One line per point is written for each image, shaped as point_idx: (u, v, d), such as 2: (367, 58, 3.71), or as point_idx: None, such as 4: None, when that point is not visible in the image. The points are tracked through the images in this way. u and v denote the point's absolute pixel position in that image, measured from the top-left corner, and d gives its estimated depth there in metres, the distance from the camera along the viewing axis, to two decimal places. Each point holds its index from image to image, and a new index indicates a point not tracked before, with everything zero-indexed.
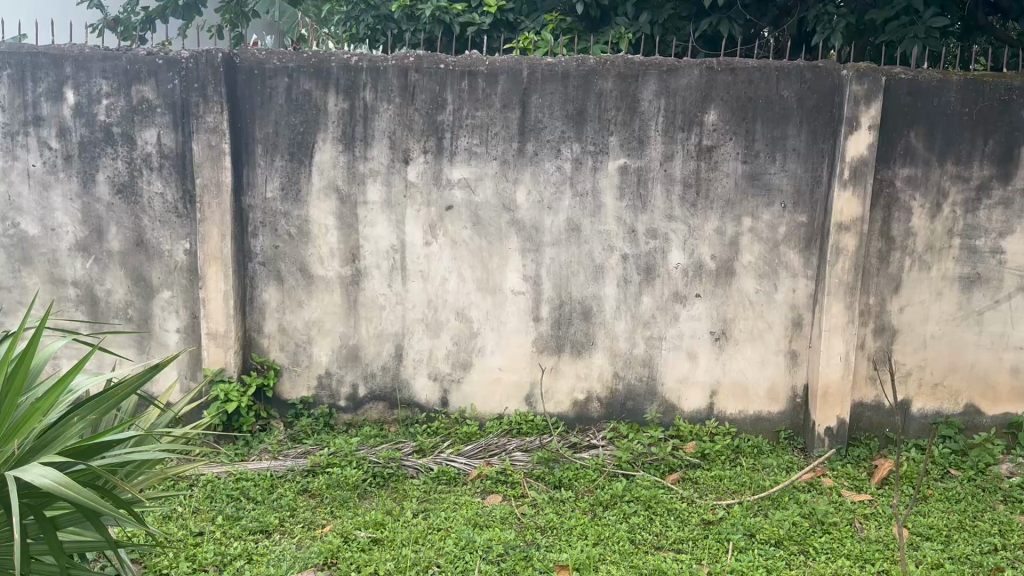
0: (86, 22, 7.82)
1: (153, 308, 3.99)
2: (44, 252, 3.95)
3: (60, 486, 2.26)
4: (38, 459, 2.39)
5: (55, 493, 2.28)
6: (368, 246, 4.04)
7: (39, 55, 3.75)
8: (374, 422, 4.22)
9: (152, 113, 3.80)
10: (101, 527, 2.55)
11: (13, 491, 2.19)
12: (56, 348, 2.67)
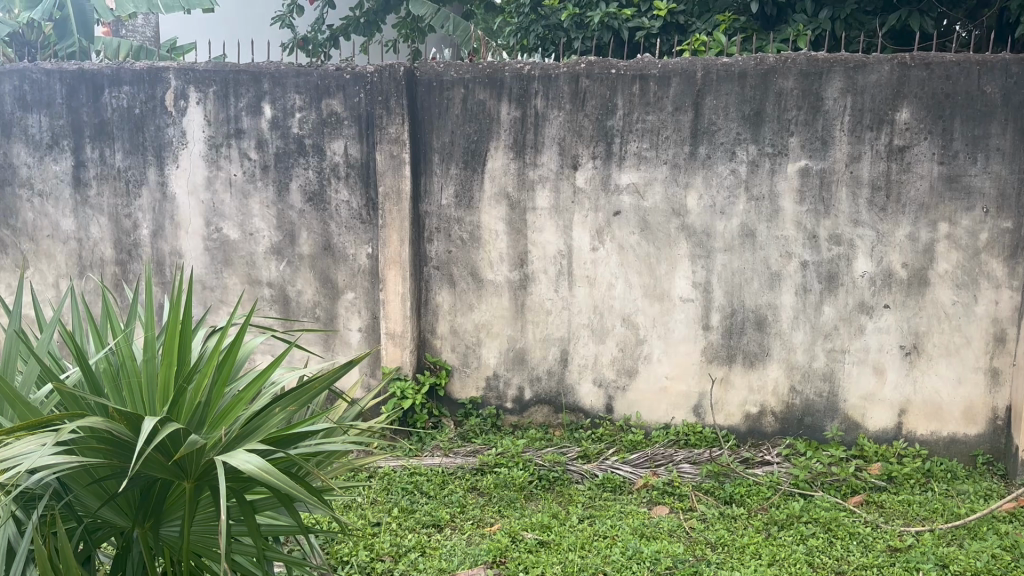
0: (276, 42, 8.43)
1: (338, 308, 4.21)
2: (243, 254, 4.21)
3: (262, 472, 2.44)
4: (243, 447, 2.59)
5: (257, 478, 2.46)
6: (537, 252, 4.08)
7: (241, 73, 3.99)
8: (539, 425, 4.25)
9: (340, 125, 4.01)
10: (295, 513, 2.72)
11: (223, 475, 2.40)
12: (257, 344, 2.88)
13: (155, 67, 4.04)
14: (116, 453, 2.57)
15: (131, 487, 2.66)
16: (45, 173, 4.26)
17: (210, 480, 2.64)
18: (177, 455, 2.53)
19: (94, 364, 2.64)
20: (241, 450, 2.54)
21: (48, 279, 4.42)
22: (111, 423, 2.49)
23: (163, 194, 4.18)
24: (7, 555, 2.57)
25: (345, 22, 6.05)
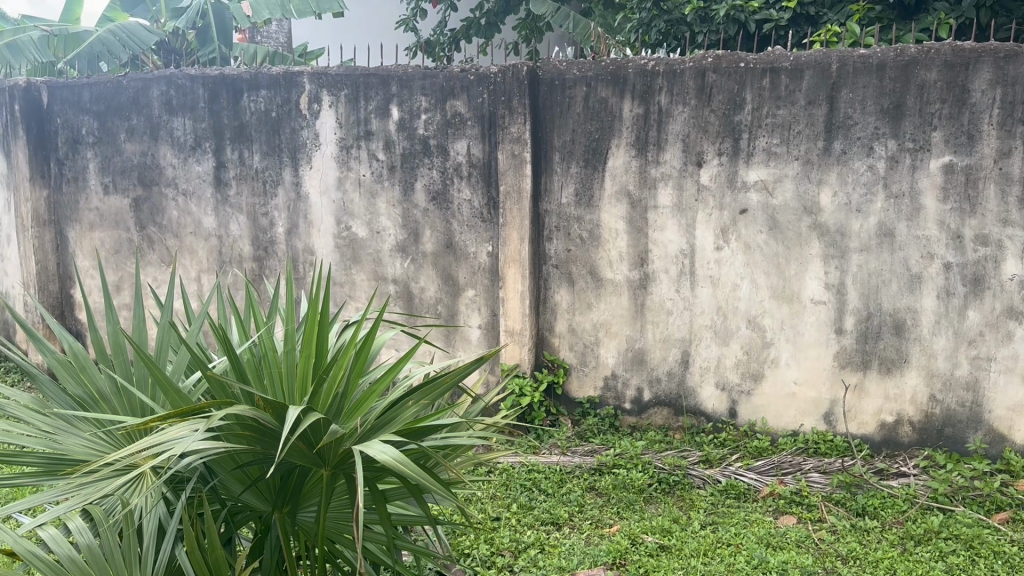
0: (400, 44, 8.66)
1: (459, 305, 4.25)
2: (370, 251, 4.32)
3: (397, 462, 2.48)
4: (377, 437, 2.64)
5: (392, 469, 2.50)
6: (658, 251, 4.01)
7: (370, 76, 4.10)
8: (658, 427, 4.19)
9: (463, 125, 4.04)
10: (425, 504, 2.76)
11: (360, 464, 2.45)
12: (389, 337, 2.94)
13: (290, 71, 4.21)
14: (261, 440, 2.67)
15: (272, 473, 2.77)
16: (189, 174, 4.51)
17: (346, 469, 2.71)
18: (317, 445, 2.60)
19: (239, 355, 2.74)
20: (376, 441, 2.59)
21: (191, 273, 4.68)
22: (258, 412, 2.58)
23: (296, 194, 4.34)
24: (157, 533, 2.71)
25: (466, 23, 6.20)
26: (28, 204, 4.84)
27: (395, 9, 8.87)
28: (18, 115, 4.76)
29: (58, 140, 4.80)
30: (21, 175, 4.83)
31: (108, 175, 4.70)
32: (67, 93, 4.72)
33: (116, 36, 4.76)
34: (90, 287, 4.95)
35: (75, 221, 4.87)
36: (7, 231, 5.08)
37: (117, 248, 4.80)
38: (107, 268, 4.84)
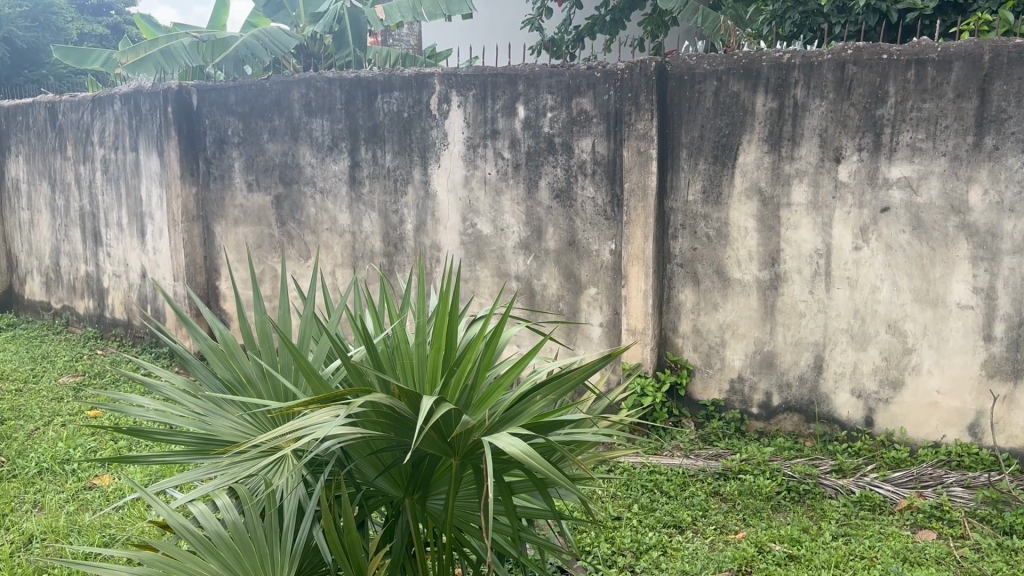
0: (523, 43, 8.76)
1: (580, 303, 4.17)
2: (494, 248, 4.35)
3: (527, 455, 2.45)
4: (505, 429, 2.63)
5: (520, 461, 2.48)
6: (791, 250, 3.89)
7: (498, 75, 4.15)
8: (788, 434, 4.05)
9: (589, 123, 3.99)
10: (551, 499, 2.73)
11: (489, 455, 2.44)
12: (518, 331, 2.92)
13: (422, 73, 4.32)
14: (395, 428, 2.72)
15: (404, 459, 2.83)
16: (326, 172, 4.71)
17: (474, 459, 2.72)
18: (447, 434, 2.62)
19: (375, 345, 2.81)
20: (505, 433, 2.58)
21: (327, 268, 4.88)
22: (393, 400, 2.63)
23: (425, 192, 4.44)
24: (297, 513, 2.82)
25: (590, 20, 6.19)
26: (179, 201, 5.15)
27: (521, 9, 8.96)
28: (171, 116, 5.07)
29: (206, 140, 5.11)
30: (173, 172, 5.14)
31: (252, 173, 4.97)
32: (215, 96, 5.02)
33: (260, 40, 5.12)
34: (232, 280, 5.23)
35: (221, 217, 5.17)
36: (159, 226, 5.39)
37: (258, 243, 5.05)
38: (249, 261, 5.11)
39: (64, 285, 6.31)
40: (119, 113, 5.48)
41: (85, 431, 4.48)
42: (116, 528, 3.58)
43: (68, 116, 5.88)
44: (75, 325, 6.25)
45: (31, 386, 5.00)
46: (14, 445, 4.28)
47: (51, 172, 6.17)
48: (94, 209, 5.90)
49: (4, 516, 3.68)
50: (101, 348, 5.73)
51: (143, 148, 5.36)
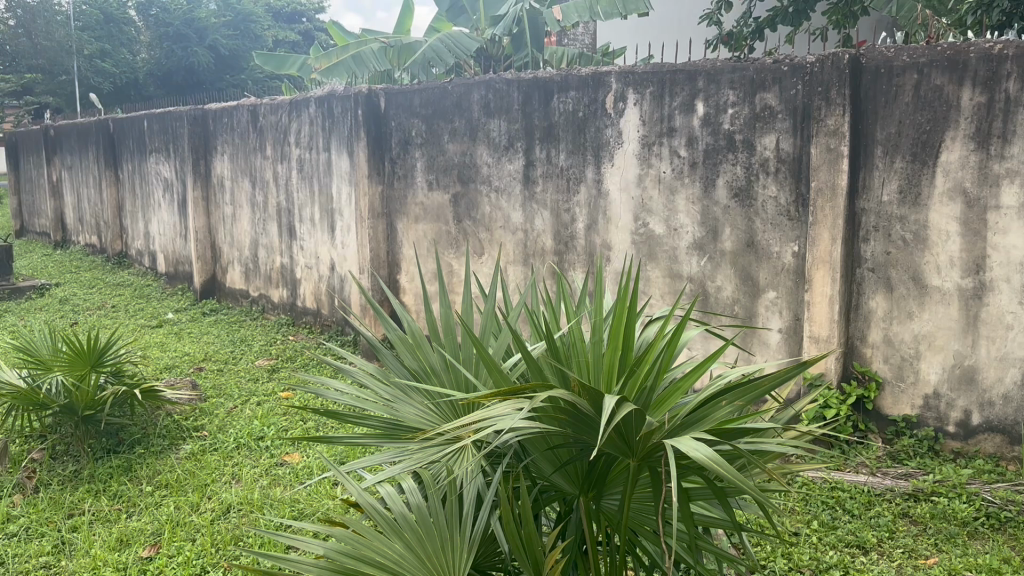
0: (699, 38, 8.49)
1: (758, 307, 4.02)
2: (667, 249, 4.27)
3: (714, 461, 2.27)
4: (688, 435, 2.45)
5: (706, 468, 2.30)
6: (998, 257, 3.58)
7: (678, 72, 4.08)
8: (988, 456, 3.74)
9: (774, 119, 3.85)
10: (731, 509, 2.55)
11: (674, 459, 2.28)
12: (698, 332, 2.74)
13: (600, 71, 4.32)
14: (574, 425, 2.67)
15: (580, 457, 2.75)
16: (501, 172, 4.81)
17: (652, 462, 2.57)
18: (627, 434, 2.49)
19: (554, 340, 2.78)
20: (689, 437, 2.40)
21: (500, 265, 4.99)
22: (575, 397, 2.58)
23: (598, 191, 4.43)
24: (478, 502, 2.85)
25: (772, 13, 6.07)
26: (366, 198, 5.43)
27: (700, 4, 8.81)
28: (360, 117, 5.36)
29: (391, 141, 5.37)
30: (361, 171, 5.43)
31: (432, 173, 5.17)
32: (401, 99, 5.26)
33: (444, 43, 5.32)
34: (411, 274, 5.44)
35: (403, 214, 5.41)
36: (346, 222, 5.71)
37: (436, 239, 5.24)
38: (427, 257, 5.30)
39: (260, 275, 6.81)
40: (313, 116, 5.86)
41: (277, 411, 4.81)
42: (308, 505, 3.81)
43: (268, 118, 6.34)
44: (269, 312, 6.73)
45: (231, 366, 5.43)
46: (215, 420, 4.67)
47: (252, 170, 6.66)
48: (289, 205, 6.32)
49: (208, 485, 4.02)
50: (290, 334, 6.13)
51: (334, 148, 5.70)
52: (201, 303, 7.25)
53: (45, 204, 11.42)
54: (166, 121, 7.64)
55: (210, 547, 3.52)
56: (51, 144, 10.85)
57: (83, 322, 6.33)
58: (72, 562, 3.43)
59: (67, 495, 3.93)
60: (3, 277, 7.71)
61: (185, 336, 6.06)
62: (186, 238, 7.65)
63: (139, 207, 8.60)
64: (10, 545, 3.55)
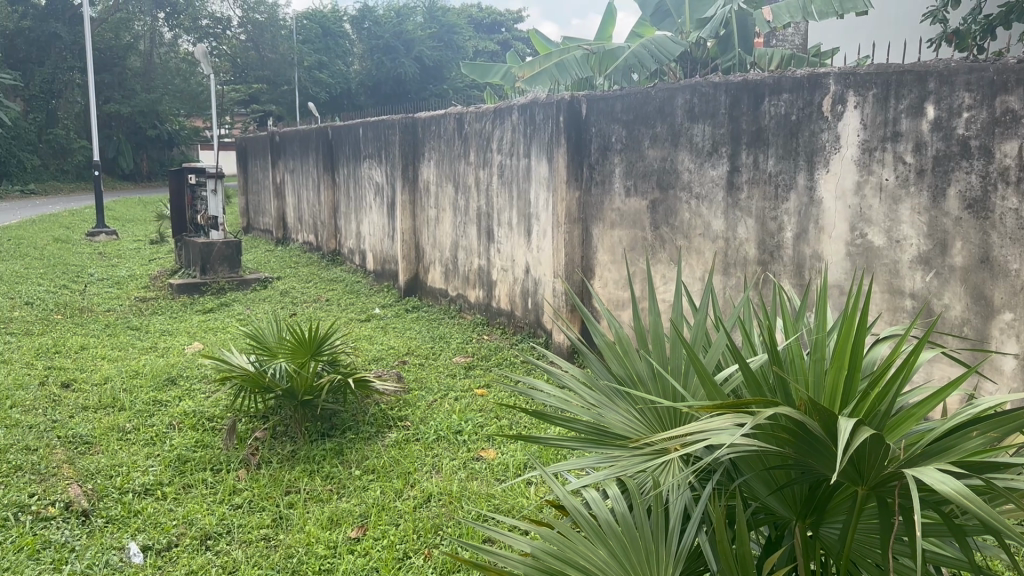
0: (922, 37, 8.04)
1: (993, 330, 3.64)
2: (886, 262, 3.98)
3: (963, 495, 1.84)
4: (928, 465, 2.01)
5: (953, 503, 1.87)
6: None
7: (906, 73, 3.79)
8: None
9: (1017, 124, 3.44)
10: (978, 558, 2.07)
11: (913, 490, 1.86)
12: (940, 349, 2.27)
13: (817, 73, 4.12)
14: (796, 447, 2.26)
15: (798, 479, 2.36)
16: (703, 178, 4.70)
17: (883, 493, 2.14)
18: (852, 459, 2.09)
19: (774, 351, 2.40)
20: (931, 467, 1.97)
21: (697, 273, 4.86)
22: (800, 413, 2.17)
23: (810, 198, 4.22)
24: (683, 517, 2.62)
25: (1005, 8, 5.81)
26: (563, 203, 5.51)
27: None
28: (563, 124, 5.44)
29: (591, 147, 5.40)
30: (560, 177, 5.52)
31: (631, 179, 5.14)
32: (602, 105, 5.30)
33: (647, 50, 5.41)
34: (607, 280, 5.43)
35: (599, 220, 5.42)
36: (543, 227, 5.80)
37: (631, 245, 5.21)
38: (622, 263, 5.27)
39: (459, 275, 7.04)
40: (516, 123, 6.01)
41: (474, 407, 4.95)
42: (513, 501, 3.89)
43: (473, 125, 6.56)
44: (466, 311, 6.95)
45: (431, 361, 5.65)
46: (418, 412, 4.88)
47: (455, 175, 6.92)
48: (489, 209, 6.51)
49: (410, 473, 4.21)
50: (485, 334, 6.31)
51: (535, 154, 5.81)
52: (404, 300, 7.62)
53: (270, 204, 12.48)
54: (378, 129, 8.15)
55: (412, 533, 3.67)
56: (277, 149, 11.87)
57: (300, 313, 6.84)
58: (289, 536, 3.69)
59: (286, 473, 4.24)
60: (232, 269, 8.43)
61: (389, 330, 6.39)
62: (392, 239, 8.07)
63: (351, 208, 9.19)
64: (236, 515, 3.87)
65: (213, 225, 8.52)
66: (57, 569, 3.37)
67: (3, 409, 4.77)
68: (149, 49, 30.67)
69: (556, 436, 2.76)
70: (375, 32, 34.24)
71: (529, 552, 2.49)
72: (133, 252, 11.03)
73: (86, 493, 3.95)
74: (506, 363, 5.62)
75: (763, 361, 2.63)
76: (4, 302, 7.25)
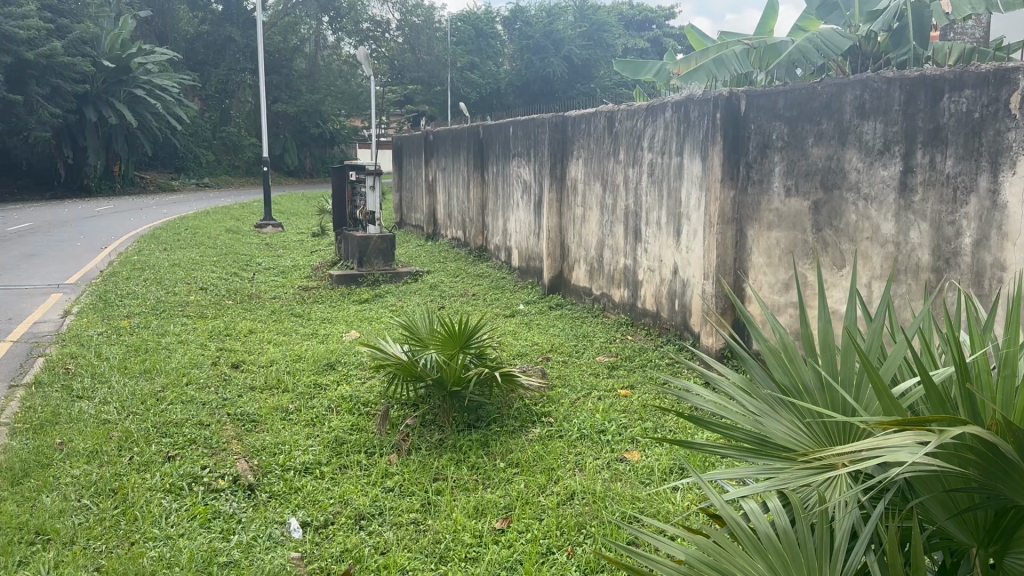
0: None
1: None
2: None
3: None
4: None
5: None
6: None
7: None
8: None
9: None
10: None
11: None
12: None
13: (1004, 67, 3.78)
14: (986, 471, 2.04)
15: (984, 506, 2.12)
16: (873, 178, 4.46)
17: None
18: None
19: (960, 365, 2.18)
20: None
21: (861, 279, 4.61)
22: (992, 434, 1.96)
23: (992, 203, 3.88)
24: (849, 536, 2.44)
25: None
26: (717, 203, 5.38)
27: None
28: (719, 121, 5.31)
29: (750, 145, 5.25)
30: (714, 175, 5.38)
31: (792, 178, 4.96)
32: (764, 101, 5.14)
33: (813, 42, 5.60)
34: (761, 284, 5.25)
35: (755, 221, 5.26)
36: (694, 226, 5.69)
37: (790, 248, 5.01)
38: (779, 266, 5.08)
39: (604, 274, 7.00)
40: (669, 121, 5.93)
41: (618, 407, 4.92)
42: (668, 503, 3.83)
43: (624, 122, 6.53)
44: (609, 311, 6.90)
45: (575, 359, 5.67)
46: (561, 409, 4.90)
47: (604, 173, 6.90)
48: (637, 208, 6.44)
49: (554, 469, 4.23)
50: (630, 334, 6.26)
51: (688, 152, 5.70)
52: (549, 297, 7.68)
53: (421, 200, 12.91)
54: (529, 127, 8.27)
55: (555, 529, 3.68)
56: (430, 148, 12.28)
57: (448, 307, 7.05)
58: (437, 522, 3.78)
59: (434, 461, 4.35)
60: (386, 263, 8.75)
61: (533, 327, 6.46)
62: (539, 236, 8.14)
63: (498, 205, 9.35)
64: (388, 498, 4.01)
65: (371, 220, 8.85)
66: (225, 538, 3.61)
67: (180, 385, 5.18)
68: (314, 52, 33.62)
69: (713, 443, 2.66)
70: (527, 31, 35.64)
71: (683, 558, 2.42)
72: (296, 244, 11.74)
73: (252, 468, 4.21)
74: (652, 364, 5.55)
75: (946, 375, 2.40)
76: (182, 287, 7.88)
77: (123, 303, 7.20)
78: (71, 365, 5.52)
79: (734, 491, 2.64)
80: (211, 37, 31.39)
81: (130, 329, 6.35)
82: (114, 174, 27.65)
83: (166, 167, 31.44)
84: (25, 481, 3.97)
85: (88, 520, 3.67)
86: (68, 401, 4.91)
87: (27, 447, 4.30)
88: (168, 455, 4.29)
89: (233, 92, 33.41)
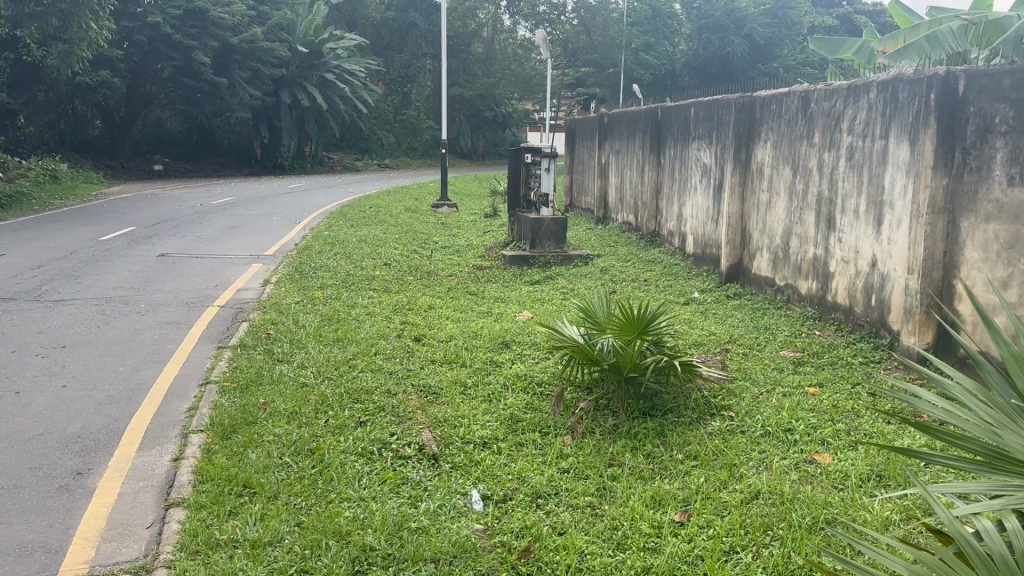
0: None
1: None
2: None
3: None
4: None
5: None
6: None
7: None
8: None
9: None
10: None
11: None
12: None
13: None
14: None
15: None
16: None
17: None
18: None
19: None
20: None
21: None
22: None
23: None
24: None
25: None
26: (927, 191, 5.00)
27: None
28: (933, 103, 4.94)
29: (968, 129, 4.84)
30: (925, 162, 5.01)
31: (1016, 165, 4.51)
32: (986, 81, 4.73)
33: None
34: (975, 281, 4.81)
35: (970, 211, 4.83)
36: (898, 216, 5.32)
37: (1011, 242, 4.56)
38: (997, 262, 4.64)
39: (790, 265, 6.71)
40: (874, 102, 5.58)
41: (806, 405, 4.69)
42: (866, 510, 3.60)
43: (820, 103, 6.23)
44: (795, 303, 6.63)
45: (756, 352, 5.47)
46: (742, 403, 4.74)
47: (794, 157, 6.60)
48: (832, 194, 6.11)
49: (737, 465, 4.09)
50: (818, 329, 5.98)
51: (894, 136, 5.35)
52: (725, 286, 7.47)
53: (593, 184, 12.86)
54: (712, 109, 8.05)
55: (738, 528, 3.55)
56: (604, 130, 12.22)
57: (620, 291, 7.00)
58: (614, 508, 3.74)
59: (610, 446, 4.32)
60: (558, 245, 8.76)
61: (709, 316, 6.30)
62: (717, 223, 7.91)
63: (674, 190, 9.18)
64: (563, 479, 4.01)
65: (544, 202, 8.90)
66: (414, 504, 3.74)
67: (370, 355, 5.42)
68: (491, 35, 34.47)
69: (941, 454, 2.36)
70: (707, 11, 35.02)
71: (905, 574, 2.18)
72: (471, 223, 12.06)
73: (435, 438, 4.35)
74: (841, 363, 5.25)
75: None
76: (368, 261, 8.28)
77: (316, 275, 7.64)
78: (272, 331, 5.91)
79: (967, 507, 2.36)
80: (398, 21, 32.62)
81: (323, 299, 6.73)
82: (305, 153, 29.44)
83: (353, 148, 33.38)
84: (233, 436, 4.28)
85: (288, 477, 3.91)
86: (270, 363, 5.26)
87: (234, 405, 4.65)
88: (359, 421, 4.50)
89: (411, 77, 34.80)
